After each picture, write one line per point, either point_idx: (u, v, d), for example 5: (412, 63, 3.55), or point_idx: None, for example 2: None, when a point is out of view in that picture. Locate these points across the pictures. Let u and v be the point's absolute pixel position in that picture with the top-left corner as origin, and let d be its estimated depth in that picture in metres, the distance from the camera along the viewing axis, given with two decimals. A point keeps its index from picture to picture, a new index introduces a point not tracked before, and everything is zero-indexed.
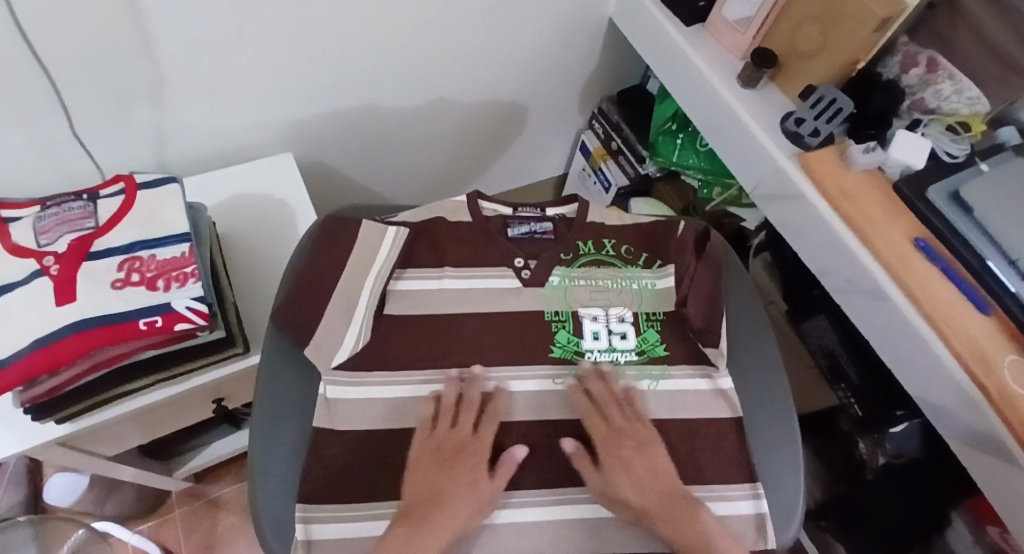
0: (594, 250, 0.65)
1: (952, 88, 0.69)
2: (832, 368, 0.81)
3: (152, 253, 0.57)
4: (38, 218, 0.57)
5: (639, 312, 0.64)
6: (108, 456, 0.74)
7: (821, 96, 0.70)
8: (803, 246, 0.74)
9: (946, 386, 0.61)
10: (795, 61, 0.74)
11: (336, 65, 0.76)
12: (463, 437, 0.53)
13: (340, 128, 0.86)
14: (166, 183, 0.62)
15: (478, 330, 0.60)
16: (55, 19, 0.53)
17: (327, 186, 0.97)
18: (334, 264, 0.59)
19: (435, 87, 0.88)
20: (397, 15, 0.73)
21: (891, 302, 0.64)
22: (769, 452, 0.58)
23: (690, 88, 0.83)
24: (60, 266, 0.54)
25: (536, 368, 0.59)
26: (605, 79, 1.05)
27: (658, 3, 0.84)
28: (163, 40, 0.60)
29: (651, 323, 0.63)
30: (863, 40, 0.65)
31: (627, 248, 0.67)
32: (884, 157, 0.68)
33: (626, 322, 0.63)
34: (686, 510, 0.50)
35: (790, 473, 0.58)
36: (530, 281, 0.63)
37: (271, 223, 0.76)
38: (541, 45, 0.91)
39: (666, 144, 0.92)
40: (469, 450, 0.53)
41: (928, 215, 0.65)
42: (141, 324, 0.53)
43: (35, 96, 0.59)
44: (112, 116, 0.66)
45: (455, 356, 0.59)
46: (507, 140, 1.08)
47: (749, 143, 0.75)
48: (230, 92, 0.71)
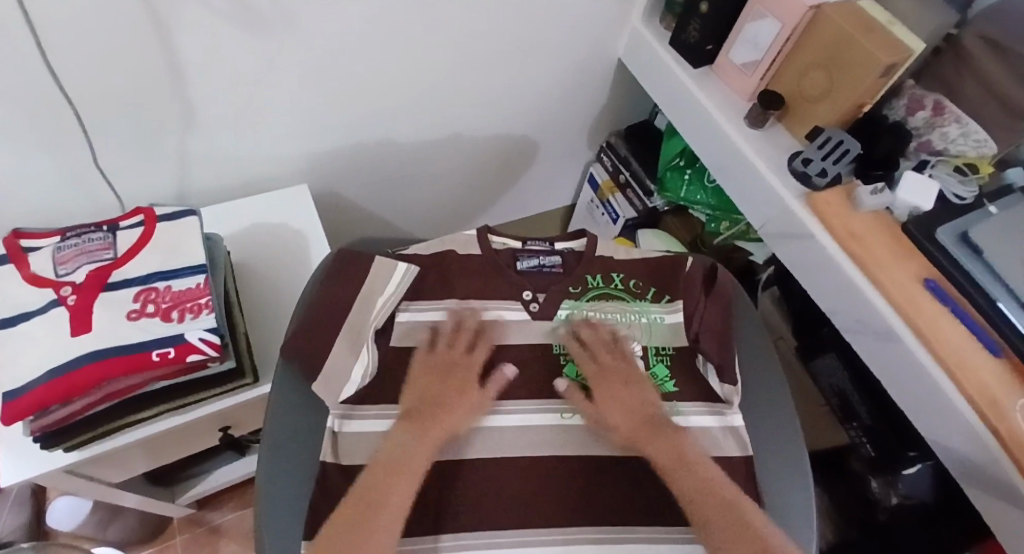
0: (604, 285, 0.65)
1: (959, 131, 0.70)
2: (842, 407, 0.80)
3: (167, 284, 0.58)
4: (58, 248, 0.58)
5: (648, 347, 0.63)
6: (113, 482, 0.74)
7: (829, 138, 0.71)
8: (812, 284, 0.74)
9: (959, 429, 0.60)
10: (802, 103, 0.75)
11: (355, 102, 0.78)
12: (458, 357, 0.59)
13: (355, 162, 0.88)
14: (184, 215, 0.63)
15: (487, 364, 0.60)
16: (91, 59, 0.55)
17: (341, 217, 0.98)
18: (345, 298, 0.59)
19: (450, 122, 0.90)
20: (417, 55, 0.75)
21: (902, 343, 0.64)
22: (782, 492, 0.58)
23: (699, 126, 0.84)
24: (78, 296, 0.55)
25: (546, 402, 0.59)
26: (615, 115, 1.07)
27: (666, 45, 0.86)
28: (190, 80, 0.63)
29: (659, 357, 0.63)
30: (869, 84, 0.67)
31: (637, 282, 0.66)
32: (892, 199, 0.69)
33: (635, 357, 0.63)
34: (668, 435, 0.56)
35: (802, 516, 0.57)
36: (538, 314, 0.63)
37: (285, 254, 0.77)
38: (553, 81, 0.93)
39: (675, 180, 0.93)
40: (464, 373, 0.58)
41: (937, 255, 0.66)
42: (154, 355, 0.54)
43: (63, 130, 0.61)
44: (136, 149, 0.68)
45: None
46: (517, 172, 1.10)
47: (758, 182, 0.76)
48: (251, 127, 0.73)
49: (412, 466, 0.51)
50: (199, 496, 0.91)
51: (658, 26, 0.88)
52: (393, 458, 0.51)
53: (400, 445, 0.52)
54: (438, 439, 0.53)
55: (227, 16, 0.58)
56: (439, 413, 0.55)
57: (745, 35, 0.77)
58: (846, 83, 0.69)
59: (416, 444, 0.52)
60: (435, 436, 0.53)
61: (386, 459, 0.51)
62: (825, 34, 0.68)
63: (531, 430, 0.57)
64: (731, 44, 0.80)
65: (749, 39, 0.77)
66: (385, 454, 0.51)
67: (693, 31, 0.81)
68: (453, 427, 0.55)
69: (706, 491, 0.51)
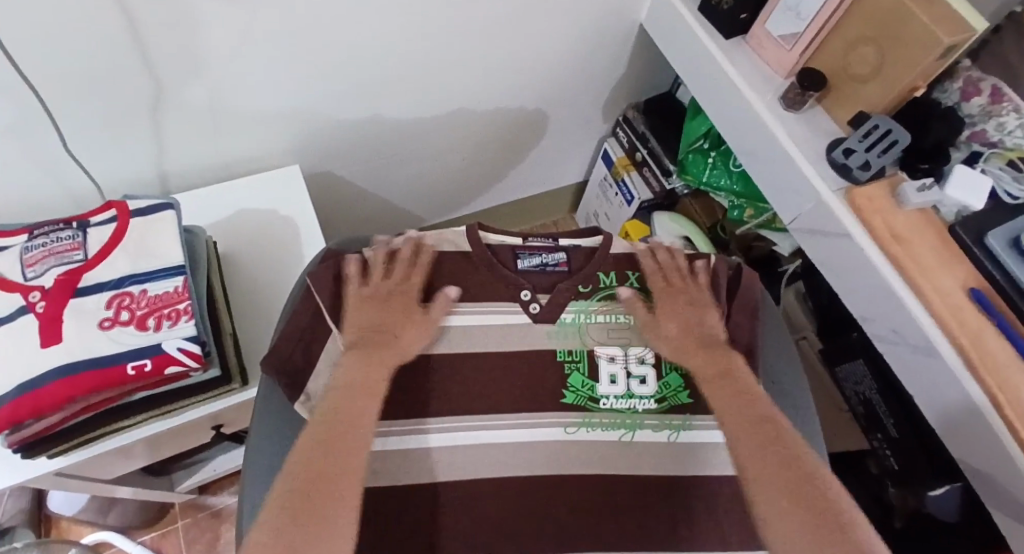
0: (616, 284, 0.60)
1: (1018, 121, 0.63)
2: (867, 416, 0.77)
3: (143, 288, 0.53)
4: (25, 248, 0.53)
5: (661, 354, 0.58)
6: (102, 480, 0.70)
7: (876, 126, 0.64)
8: (843, 287, 0.69)
9: (995, 455, 0.56)
10: (846, 84, 0.67)
11: (349, 76, 0.71)
12: (395, 283, 0.57)
13: (350, 139, 0.82)
14: (160, 208, 0.57)
15: (485, 374, 0.56)
16: (37, 34, 0.48)
17: (337, 197, 0.92)
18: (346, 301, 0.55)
19: (452, 95, 0.83)
20: (414, 22, 0.67)
21: (942, 360, 0.58)
22: None
23: (727, 106, 0.76)
24: (46, 302, 0.51)
25: (546, 416, 0.55)
26: (633, 86, 0.98)
27: (695, 12, 0.77)
28: (161, 56, 0.56)
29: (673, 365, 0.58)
30: (927, 67, 0.59)
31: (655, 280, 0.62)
32: (940, 196, 0.63)
33: (646, 365, 0.58)
34: (720, 358, 0.56)
35: None
36: (540, 317, 0.58)
37: (275, 246, 0.71)
38: (567, 50, 0.84)
39: (697, 163, 0.87)
40: (403, 297, 0.56)
41: (986, 263, 0.60)
42: (129, 369, 0.50)
43: (20, 113, 0.55)
44: (106, 131, 0.62)
45: (473, 403, 0.55)
46: (526, 147, 1.03)
47: (791, 173, 0.69)
48: (233, 104, 0.67)
49: (364, 399, 0.49)
50: (197, 484, 0.89)
51: None
52: (344, 389, 0.49)
53: (350, 373, 0.50)
54: (388, 365, 0.52)
55: None
56: (383, 341, 0.53)
57: (785, 2, 0.68)
58: (898, 64, 0.61)
59: (365, 370, 0.51)
60: (387, 359, 0.52)
61: (343, 389, 0.49)
62: (879, 6, 0.60)
63: (533, 445, 0.54)
64: (769, 13, 0.71)
65: (790, 7, 0.68)
66: (338, 386, 0.50)
67: None
68: (407, 351, 0.54)
69: (753, 416, 0.51)
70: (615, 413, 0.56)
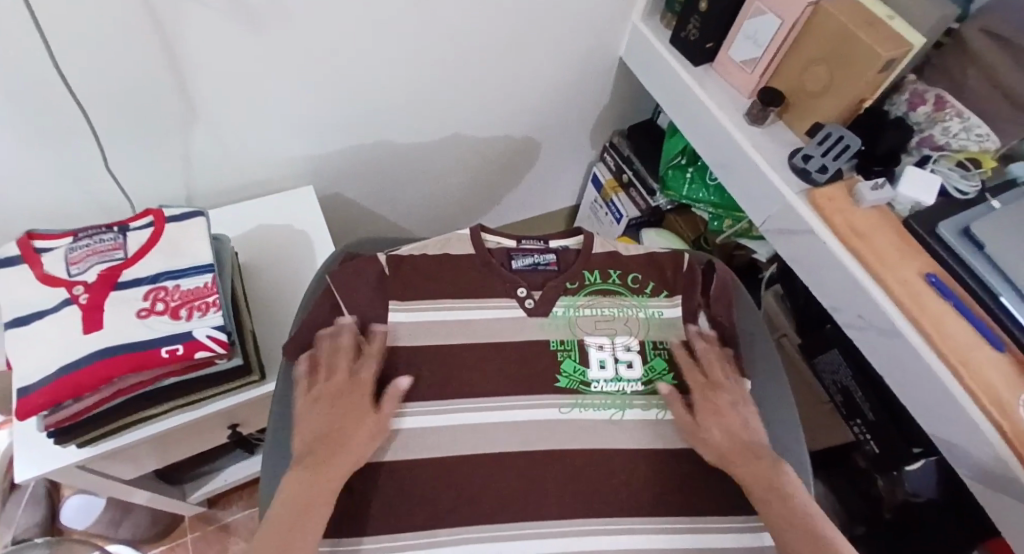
0: (601, 280, 0.65)
1: (961, 125, 0.70)
2: (846, 404, 0.81)
3: (176, 283, 0.60)
4: (71, 248, 0.60)
5: (645, 340, 0.64)
6: (124, 479, 0.75)
7: (828, 134, 0.72)
8: (814, 281, 0.74)
9: (961, 425, 0.60)
10: (803, 100, 0.76)
11: (360, 104, 0.80)
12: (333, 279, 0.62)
13: (359, 162, 0.90)
14: (192, 216, 0.65)
15: (480, 359, 0.60)
16: (91, 61, 0.56)
17: (346, 217, 1.00)
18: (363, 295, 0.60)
19: (453, 122, 0.92)
20: (418, 55, 0.77)
21: (905, 340, 0.63)
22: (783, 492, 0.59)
23: (699, 125, 0.84)
24: (89, 294, 0.57)
25: (539, 398, 0.59)
26: (617, 114, 1.08)
27: (666, 43, 0.87)
28: (194, 82, 0.64)
29: (657, 351, 0.63)
30: (869, 80, 0.67)
31: (635, 276, 0.66)
32: (894, 194, 0.69)
33: (632, 351, 0.63)
34: (761, 460, 0.54)
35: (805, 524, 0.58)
36: (534, 310, 0.62)
37: (291, 255, 0.78)
38: (554, 80, 0.94)
39: (677, 178, 0.94)
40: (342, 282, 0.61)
41: (939, 251, 0.66)
42: (162, 352, 0.55)
43: (70, 131, 0.62)
44: (142, 151, 0.69)
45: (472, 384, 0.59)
46: (521, 172, 1.11)
47: (759, 179, 0.76)
48: (255, 128, 0.75)
49: (314, 496, 0.47)
50: (208, 495, 0.93)
51: (658, 24, 0.89)
52: (295, 500, 0.47)
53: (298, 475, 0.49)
54: (336, 478, 0.49)
55: (231, 19, 0.59)
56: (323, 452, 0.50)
57: (745, 30, 0.78)
58: (844, 79, 0.69)
59: (305, 481, 0.48)
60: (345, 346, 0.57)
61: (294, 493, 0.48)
62: (823, 31, 0.69)
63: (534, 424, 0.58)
64: (730, 41, 0.80)
65: (749, 35, 0.77)
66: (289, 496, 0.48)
67: (692, 28, 0.81)
68: (359, 454, 0.51)
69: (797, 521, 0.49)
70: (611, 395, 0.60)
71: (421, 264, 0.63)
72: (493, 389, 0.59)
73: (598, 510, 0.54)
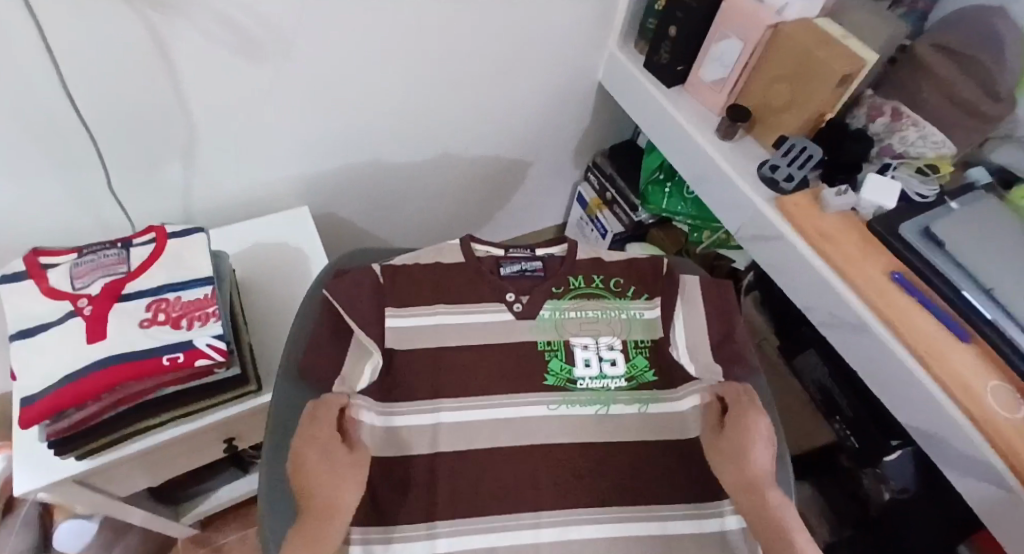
0: (584, 285, 0.67)
1: (918, 133, 0.76)
2: (826, 402, 0.85)
3: (177, 295, 0.62)
4: (75, 263, 0.62)
5: (628, 340, 0.66)
6: (118, 498, 0.74)
7: (792, 146, 0.77)
8: (788, 282, 0.77)
9: (934, 413, 0.63)
10: (768, 115, 0.81)
11: (355, 127, 0.84)
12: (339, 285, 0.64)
13: (354, 183, 0.94)
14: (192, 232, 0.68)
15: (484, 358, 0.63)
16: (99, 87, 0.60)
17: (341, 236, 1.04)
18: (365, 301, 0.62)
19: (443, 145, 0.96)
20: (409, 81, 0.82)
21: (876, 334, 0.66)
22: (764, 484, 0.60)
23: (674, 142, 0.89)
24: (93, 306, 0.59)
25: (531, 396, 0.62)
26: (599, 134, 1.13)
27: (640, 67, 0.92)
28: (197, 106, 0.68)
29: (639, 350, 0.66)
30: (827, 94, 0.72)
31: (617, 280, 0.68)
32: (857, 199, 0.74)
33: (615, 350, 0.65)
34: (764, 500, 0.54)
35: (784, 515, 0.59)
36: (523, 313, 0.65)
37: (287, 271, 0.81)
38: (537, 104, 0.99)
39: (656, 193, 1.01)
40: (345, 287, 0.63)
41: (902, 250, 0.69)
42: (165, 360, 0.58)
43: (76, 153, 0.66)
44: (144, 173, 0.73)
45: (477, 383, 0.62)
46: (508, 191, 1.15)
47: (731, 189, 0.81)
48: (253, 150, 0.79)
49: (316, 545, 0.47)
50: (203, 515, 0.93)
51: (633, 50, 0.95)
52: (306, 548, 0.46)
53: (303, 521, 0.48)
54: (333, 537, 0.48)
55: (233, 47, 0.64)
56: (320, 499, 0.49)
57: (712, 53, 0.83)
58: (804, 95, 0.75)
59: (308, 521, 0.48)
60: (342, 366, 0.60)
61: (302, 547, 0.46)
62: (782, 51, 0.75)
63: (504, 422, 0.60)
64: (699, 64, 0.86)
65: (715, 58, 0.83)
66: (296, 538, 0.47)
67: (664, 53, 0.87)
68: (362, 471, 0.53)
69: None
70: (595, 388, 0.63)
71: (415, 273, 0.65)
72: (483, 386, 0.62)
73: (567, 502, 0.57)
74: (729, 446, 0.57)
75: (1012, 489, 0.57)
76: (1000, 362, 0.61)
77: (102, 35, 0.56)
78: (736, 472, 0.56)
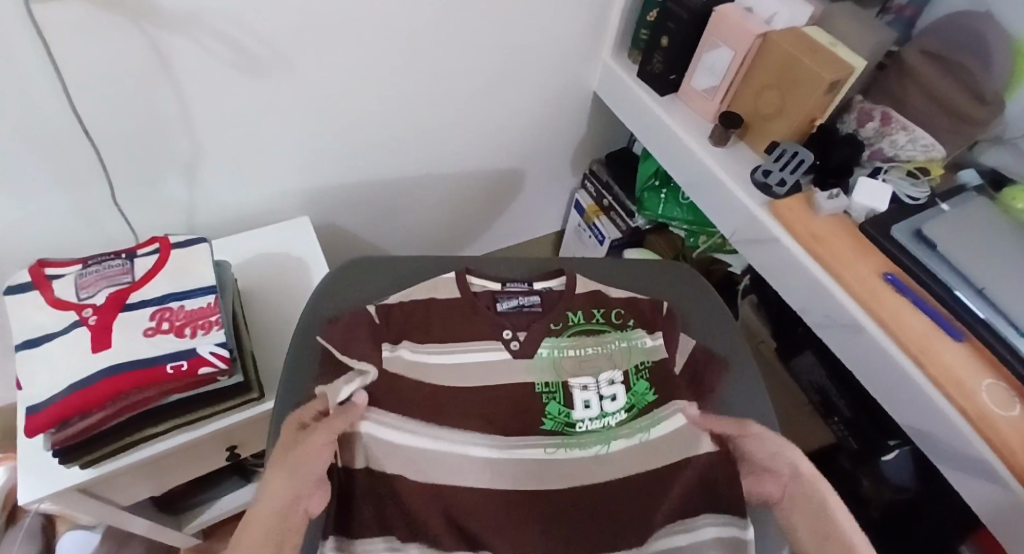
0: (585, 319, 0.64)
1: (907, 137, 0.78)
2: (824, 404, 0.87)
3: (180, 304, 0.64)
4: (80, 274, 0.64)
5: (628, 369, 0.62)
6: (122, 505, 0.75)
7: (784, 151, 0.78)
8: (783, 285, 0.78)
9: (929, 411, 0.64)
10: (760, 122, 0.82)
11: (356, 140, 0.86)
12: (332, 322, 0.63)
13: (355, 194, 0.95)
14: (195, 242, 0.69)
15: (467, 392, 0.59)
16: (104, 103, 0.62)
17: (341, 246, 1.05)
18: (360, 332, 0.59)
19: (443, 155, 0.98)
20: (408, 94, 0.83)
21: (870, 334, 0.67)
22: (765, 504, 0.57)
23: (668, 149, 0.91)
24: (97, 315, 0.61)
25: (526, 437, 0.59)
26: (595, 143, 1.15)
27: (634, 77, 0.94)
28: (199, 120, 0.70)
29: (640, 376, 0.62)
30: (816, 100, 0.74)
31: (618, 313, 0.66)
32: (849, 203, 0.75)
33: (617, 384, 0.61)
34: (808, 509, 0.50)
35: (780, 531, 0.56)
36: (520, 351, 0.61)
37: (289, 280, 0.82)
38: (533, 114, 1.01)
39: (652, 199, 1.03)
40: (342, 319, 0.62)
41: (894, 252, 0.70)
42: (168, 368, 0.59)
43: (82, 167, 0.67)
44: (148, 187, 0.74)
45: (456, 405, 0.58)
46: (506, 200, 1.17)
47: (725, 194, 0.82)
48: (256, 163, 0.80)
49: (280, 515, 0.44)
50: (205, 525, 0.93)
51: (627, 60, 0.96)
52: (267, 506, 0.45)
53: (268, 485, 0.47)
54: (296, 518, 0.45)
55: (233, 61, 0.65)
56: (301, 468, 0.47)
57: (704, 62, 0.85)
58: (794, 101, 0.76)
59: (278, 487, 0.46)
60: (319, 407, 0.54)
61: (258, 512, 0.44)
62: (771, 59, 0.76)
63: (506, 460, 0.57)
64: (692, 72, 0.88)
65: (707, 66, 0.85)
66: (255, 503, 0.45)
67: (656, 62, 0.89)
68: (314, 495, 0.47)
69: None
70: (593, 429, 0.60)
71: (410, 309, 0.62)
72: (485, 420, 0.58)
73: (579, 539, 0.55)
74: (766, 456, 0.55)
75: (1010, 486, 0.57)
76: (995, 361, 0.62)
77: (106, 52, 0.57)
78: (778, 482, 0.54)
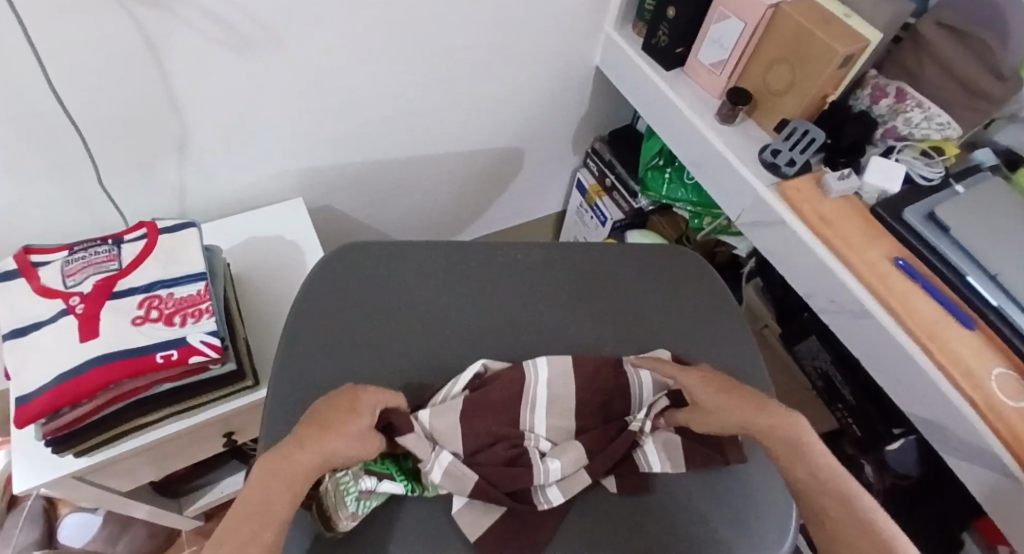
0: (575, 263, 0.69)
1: (922, 114, 0.74)
2: (828, 390, 0.89)
3: (170, 292, 0.62)
4: (65, 261, 0.62)
5: (614, 295, 0.66)
6: (121, 491, 0.75)
7: (794, 129, 0.75)
8: (789, 269, 0.76)
9: (935, 398, 0.62)
10: (770, 98, 0.79)
11: (350, 120, 0.83)
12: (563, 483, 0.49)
13: (351, 177, 0.93)
14: (185, 227, 0.68)
15: (465, 322, 0.63)
16: (86, 85, 0.59)
17: (338, 228, 1.03)
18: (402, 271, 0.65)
19: (440, 137, 0.95)
20: (404, 68, 0.80)
21: (877, 321, 0.65)
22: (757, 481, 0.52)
23: (671, 125, 0.88)
24: (85, 304, 0.60)
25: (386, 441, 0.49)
26: (598, 120, 1.12)
27: (638, 51, 0.90)
28: (186, 102, 0.67)
29: (624, 298, 0.66)
30: (829, 75, 0.71)
31: (605, 258, 0.69)
32: (860, 183, 0.72)
33: (584, 318, 0.64)
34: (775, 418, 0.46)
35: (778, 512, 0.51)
36: (524, 293, 0.66)
37: (285, 264, 0.80)
38: (533, 92, 0.97)
39: (656, 179, 1.02)
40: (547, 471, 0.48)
41: (906, 236, 0.68)
42: (159, 357, 0.58)
43: (65, 152, 0.65)
44: (135, 171, 0.72)
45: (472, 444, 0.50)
46: (507, 179, 1.14)
47: (731, 174, 0.79)
48: (247, 146, 0.78)
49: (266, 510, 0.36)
50: (207, 507, 0.94)
51: (631, 33, 0.92)
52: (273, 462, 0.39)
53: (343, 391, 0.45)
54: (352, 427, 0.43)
55: (217, 39, 0.62)
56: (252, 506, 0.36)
57: (710, 35, 0.81)
58: (806, 77, 0.73)
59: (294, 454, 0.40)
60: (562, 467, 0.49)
61: (264, 469, 0.39)
62: (783, 32, 0.73)
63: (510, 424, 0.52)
64: (698, 46, 0.84)
65: (714, 40, 0.81)
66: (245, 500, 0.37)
67: (663, 35, 0.85)
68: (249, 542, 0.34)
69: (822, 481, 0.41)
70: (336, 485, 0.45)
71: (417, 252, 0.67)
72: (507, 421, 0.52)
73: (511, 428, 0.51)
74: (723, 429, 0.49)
75: (1016, 479, 0.56)
76: (1006, 348, 0.60)
77: (82, 28, 0.54)
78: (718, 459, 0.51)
